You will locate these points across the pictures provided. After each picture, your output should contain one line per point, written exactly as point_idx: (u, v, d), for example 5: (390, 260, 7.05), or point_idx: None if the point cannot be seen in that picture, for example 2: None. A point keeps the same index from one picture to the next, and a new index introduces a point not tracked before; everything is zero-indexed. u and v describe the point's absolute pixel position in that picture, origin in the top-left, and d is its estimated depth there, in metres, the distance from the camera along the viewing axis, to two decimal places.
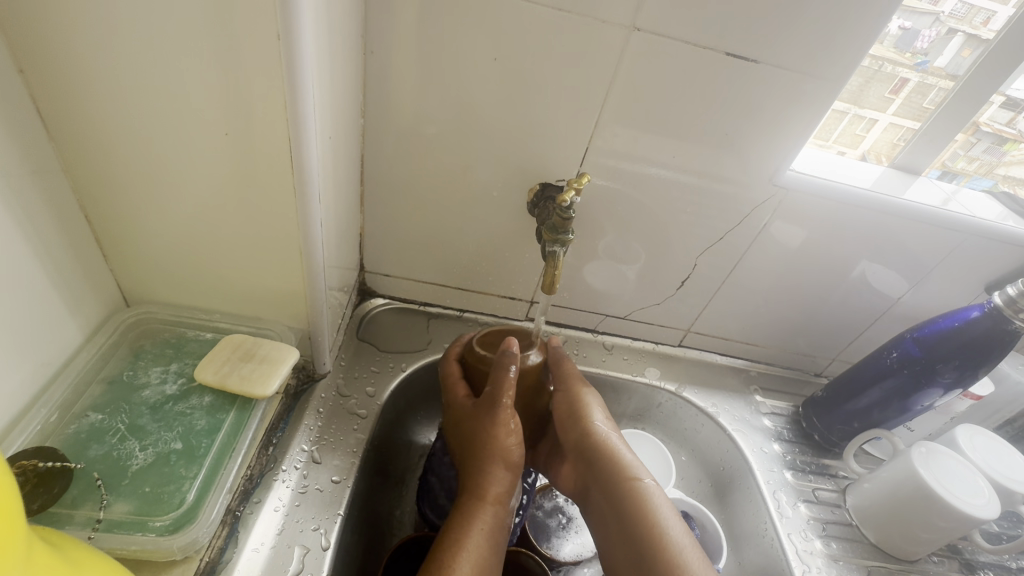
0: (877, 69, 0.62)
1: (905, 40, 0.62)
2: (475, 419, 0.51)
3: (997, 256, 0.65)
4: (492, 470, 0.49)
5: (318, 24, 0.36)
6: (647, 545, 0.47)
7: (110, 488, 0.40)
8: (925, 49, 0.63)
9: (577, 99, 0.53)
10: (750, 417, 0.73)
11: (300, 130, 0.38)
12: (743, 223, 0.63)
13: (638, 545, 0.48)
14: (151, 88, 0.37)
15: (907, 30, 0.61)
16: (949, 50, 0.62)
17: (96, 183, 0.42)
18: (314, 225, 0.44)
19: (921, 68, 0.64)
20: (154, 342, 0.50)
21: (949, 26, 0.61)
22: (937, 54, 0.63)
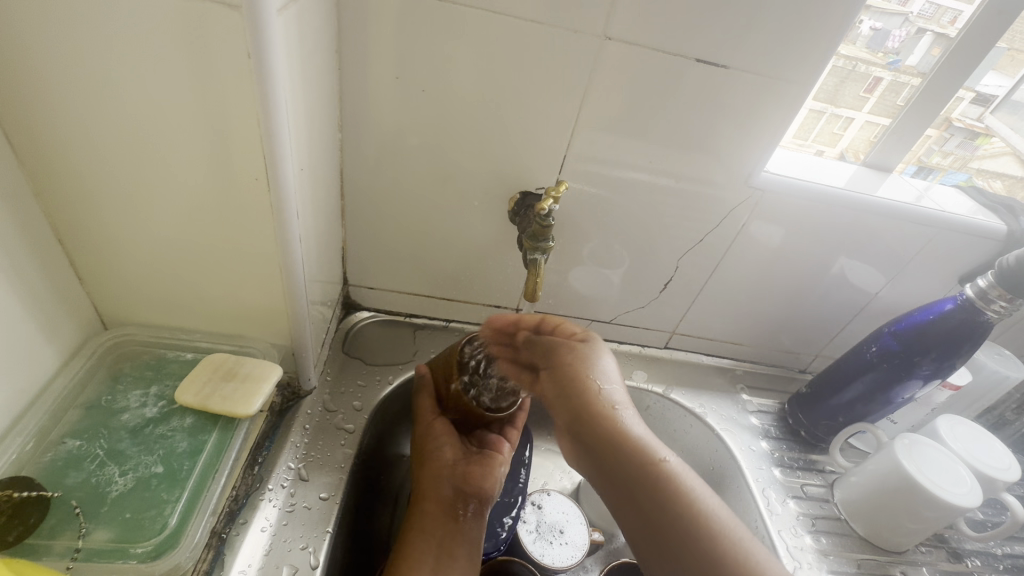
0: (850, 69, 0.65)
1: (876, 41, 0.65)
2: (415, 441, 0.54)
3: (969, 249, 0.67)
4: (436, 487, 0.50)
5: (290, 42, 0.36)
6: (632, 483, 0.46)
7: (89, 516, 0.39)
8: (897, 49, 0.66)
9: (553, 108, 0.54)
10: (737, 415, 0.74)
11: (275, 148, 0.38)
12: (721, 225, 0.64)
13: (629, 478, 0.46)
14: (122, 109, 0.37)
15: (877, 31, 0.64)
16: (920, 49, 0.64)
17: (68, 205, 0.42)
18: (294, 241, 0.44)
19: (892, 67, 0.66)
20: (133, 365, 0.50)
21: (917, 26, 0.63)
22: (908, 53, 0.65)
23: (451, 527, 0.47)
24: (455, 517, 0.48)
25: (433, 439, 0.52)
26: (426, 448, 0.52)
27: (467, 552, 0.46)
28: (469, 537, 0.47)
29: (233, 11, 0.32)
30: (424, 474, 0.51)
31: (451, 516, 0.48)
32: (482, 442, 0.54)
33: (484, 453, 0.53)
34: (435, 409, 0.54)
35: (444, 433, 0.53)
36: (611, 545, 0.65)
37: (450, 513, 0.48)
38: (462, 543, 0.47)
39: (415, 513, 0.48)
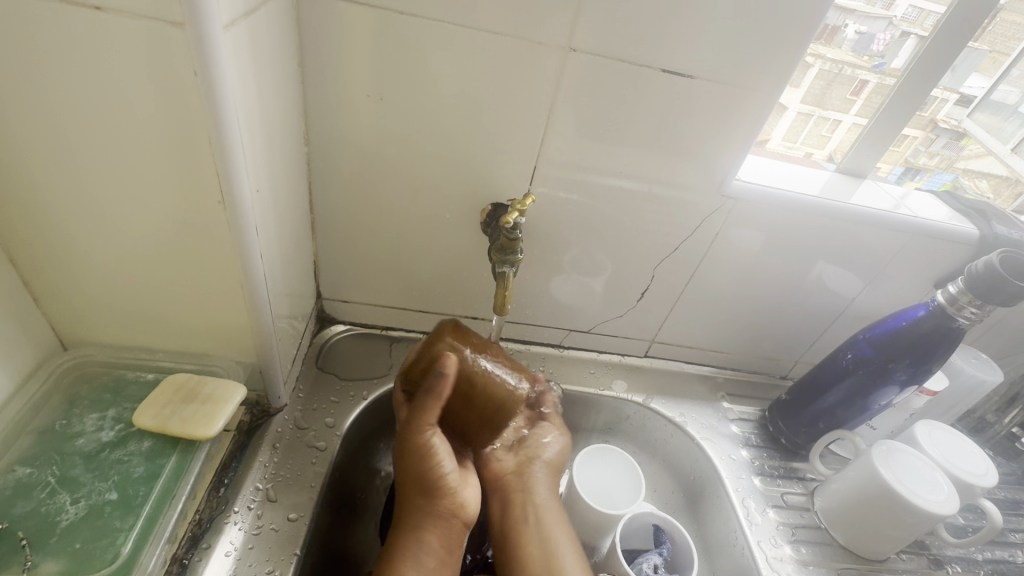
0: (836, 72, 0.66)
1: (861, 44, 0.66)
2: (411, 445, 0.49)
3: (944, 254, 0.67)
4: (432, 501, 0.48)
5: (241, 57, 0.36)
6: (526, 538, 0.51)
7: (37, 547, 0.38)
8: (882, 52, 0.66)
9: (521, 119, 0.53)
10: (718, 424, 0.74)
11: (229, 165, 0.38)
12: (696, 233, 0.63)
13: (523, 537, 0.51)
14: (71, 127, 0.36)
15: (862, 34, 0.66)
16: (904, 52, 0.64)
17: (18, 225, 0.41)
18: (254, 258, 0.44)
19: (878, 70, 0.66)
20: (91, 387, 0.48)
21: (901, 29, 0.63)
22: (893, 56, 0.65)
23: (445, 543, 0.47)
24: (446, 536, 0.48)
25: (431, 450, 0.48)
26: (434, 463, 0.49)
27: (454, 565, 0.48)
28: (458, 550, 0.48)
29: (176, 27, 0.32)
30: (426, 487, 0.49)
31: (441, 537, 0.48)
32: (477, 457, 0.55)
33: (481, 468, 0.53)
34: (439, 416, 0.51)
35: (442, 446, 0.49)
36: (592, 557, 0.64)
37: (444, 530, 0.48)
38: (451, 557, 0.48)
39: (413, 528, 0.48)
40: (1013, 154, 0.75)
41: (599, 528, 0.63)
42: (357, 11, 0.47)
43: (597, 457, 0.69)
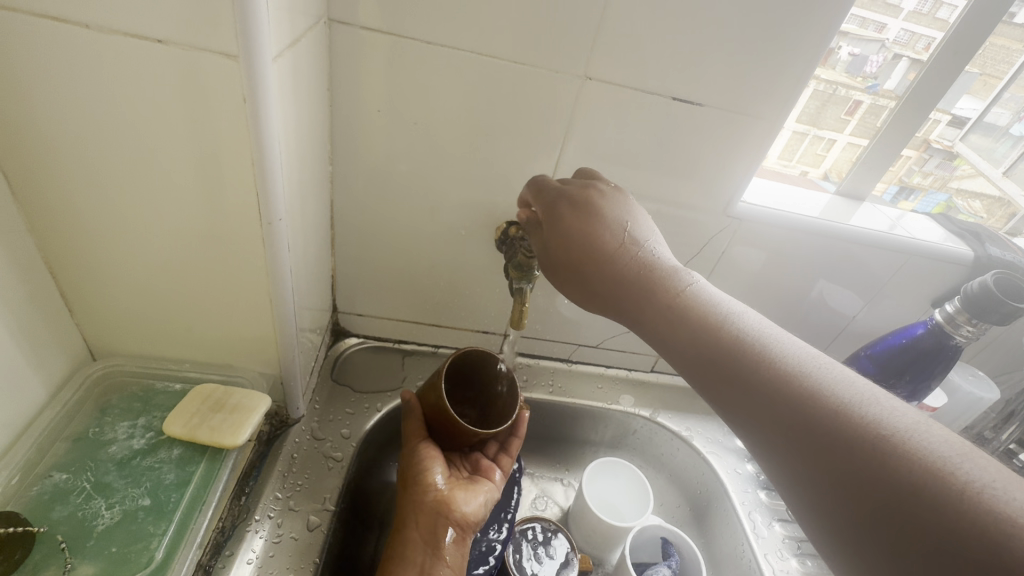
0: (830, 93, 0.68)
1: (854, 65, 0.67)
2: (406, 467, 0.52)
3: (941, 274, 0.69)
4: (412, 510, 0.49)
5: (284, 85, 0.38)
6: (711, 348, 0.40)
7: (75, 550, 0.39)
8: (875, 73, 0.68)
9: (537, 142, 0.56)
10: (723, 438, 0.75)
11: (269, 185, 0.40)
12: (702, 251, 0.66)
13: (699, 332, 0.41)
14: (120, 149, 0.38)
15: (855, 56, 0.67)
16: (897, 74, 0.67)
17: (60, 239, 0.42)
18: (284, 273, 0.45)
19: (871, 91, 0.68)
20: (121, 396, 0.50)
21: (893, 52, 0.66)
22: (885, 78, 0.68)
23: (432, 551, 0.47)
24: (436, 552, 0.47)
25: (425, 465, 0.51)
26: (413, 472, 0.51)
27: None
28: (452, 562, 0.47)
29: (230, 59, 0.34)
30: (408, 499, 0.50)
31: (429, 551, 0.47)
32: (473, 467, 0.55)
33: (473, 479, 0.53)
34: (414, 427, 0.55)
35: (436, 464, 0.52)
36: (601, 570, 0.65)
37: (431, 537, 0.48)
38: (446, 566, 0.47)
39: (397, 540, 0.48)
40: (1004, 177, 0.78)
41: (609, 540, 0.64)
42: (386, 39, 0.49)
43: (606, 470, 0.70)
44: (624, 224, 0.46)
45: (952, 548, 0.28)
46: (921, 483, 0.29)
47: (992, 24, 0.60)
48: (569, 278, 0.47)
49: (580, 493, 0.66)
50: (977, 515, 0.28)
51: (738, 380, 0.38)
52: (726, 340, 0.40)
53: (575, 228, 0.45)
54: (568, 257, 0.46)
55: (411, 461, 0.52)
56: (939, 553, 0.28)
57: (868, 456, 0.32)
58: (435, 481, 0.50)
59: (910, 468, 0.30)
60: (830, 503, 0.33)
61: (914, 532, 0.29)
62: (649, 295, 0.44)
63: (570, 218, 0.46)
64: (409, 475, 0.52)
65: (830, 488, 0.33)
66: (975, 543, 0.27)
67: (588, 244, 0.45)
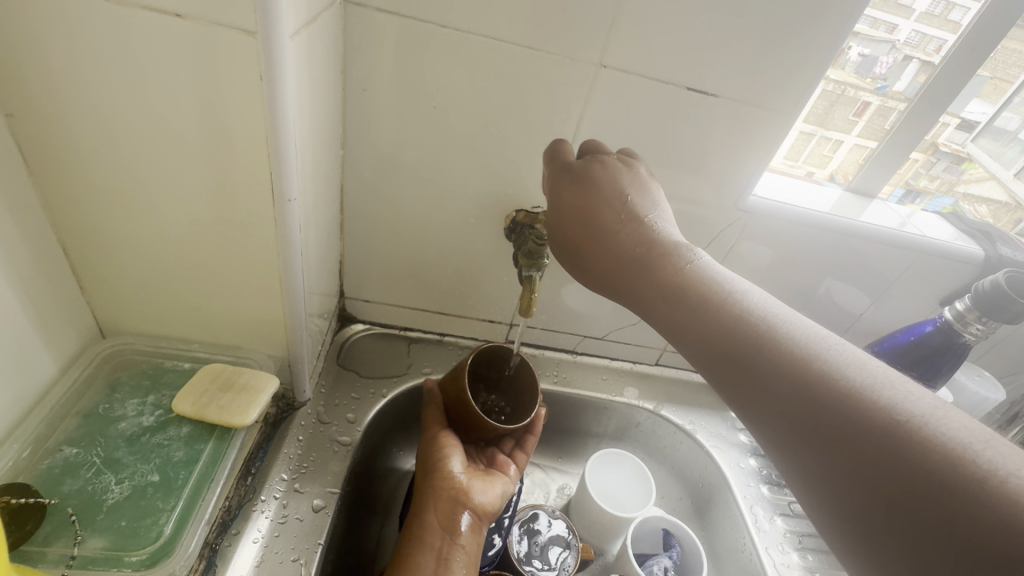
0: (839, 93, 0.67)
1: (864, 66, 0.68)
2: (424, 453, 0.53)
3: (951, 273, 0.69)
4: (430, 496, 0.50)
5: (301, 65, 0.38)
6: (709, 323, 0.39)
7: (85, 523, 0.39)
8: (884, 75, 0.68)
9: (550, 130, 0.56)
10: (726, 433, 0.75)
11: (283, 165, 0.40)
12: (711, 245, 0.65)
13: (698, 306, 0.40)
14: (134, 126, 0.38)
15: (865, 57, 0.67)
16: (907, 75, 0.66)
17: (74, 214, 0.43)
18: (295, 255, 0.45)
19: (881, 92, 0.68)
20: (130, 374, 0.50)
21: (904, 53, 0.66)
22: (895, 79, 0.67)
23: (448, 537, 0.47)
24: (454, 536, 0.47)
25: (443, 452, 0.52)
26: (431, 459, 0.52)
27: (465, 561, 0.47)
28: (469, 548, 0.47)
29: (248, 36, 0.34)
30: (426, 486, 0.51)
31: (446, 536, 0.47)
32: (489, 461, 0.55)
33: (489, 471, 0.54)
34: (434, 416, 0.55)
35: (454, 452, 0.52)
36: (602, 560, 0.66)
37: (447, 523, 0.48)
38: (462, 552, 0.47)
39: (414, 525, 0.48)
40: (1015, 179, 0.78)
41: (610, 530, 0.64)
42: (400, 22, 0.49)
43: (609, 462, 0.70)
44: (629, 195, 0.45)
45: (977, 542, 0.26)
46: (940, 473, 0.28)
47: (1010, 21, 0.59)
48: (572, 248, 0.46)
49: (582, 483, 0.66)
50: (996, 504, 0.27)
51: (738, 356, 0.37)
52: (726, 315, 0.38)
53: (580, 199, 0.44)
54: (576, 229, 0.45)
55: (430, 448, 0.53)
56: (962, 546, 0.27)
57: (886, 447, 0.30)
58: (452, 468, 0.51)
59: (928, 457, 0.29)
60: (840, 488, 0.32)
61: (935, 524, 0.28)
62: (651, 268, 0.42)
63: (573, 193, 0.45)
64: (428, 462, 0.52)
65: (848, 481, 0.31)
66: (998, 537, 0.26)
67: (591, 214, 0.44)
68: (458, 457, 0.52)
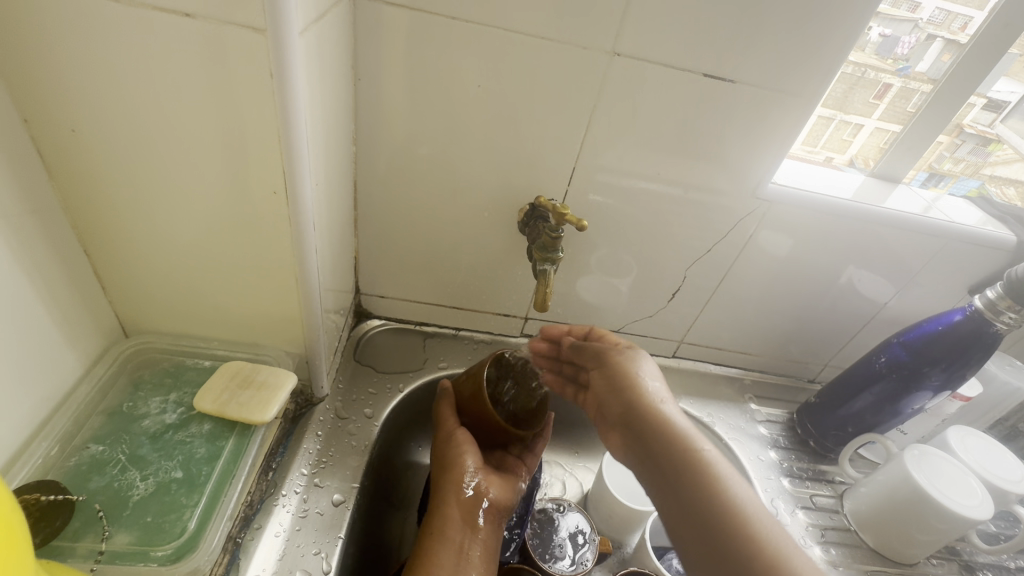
0: (859, 75, 0.65)
1: (885, 47, 0.64)
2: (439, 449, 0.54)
3: (981, 259, 0.67)
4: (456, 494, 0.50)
5: (310, 60, 0.37)
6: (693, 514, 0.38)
7: (112, 519, 0.40)
8: (906, 55, 0.65)
9: (562, 122, 0.55)
10: (745, 425, 0.74)
11: (294, 162, 0.40)
12: (729, 235, 0.64)
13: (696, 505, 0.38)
14: (150, 128, 0.38)
15: (886, 37, 0.64)
16: (931, 55, 0.64)
17: (93, 216, 0.43)
18: (309, 251, 0.46)
19: (903, 73, 0.65)
20: (152, 371, 0.51)
21: (927, 32, 0.63)
22: (918, 59, 0.65)
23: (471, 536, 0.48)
24: (473, 529, 0.48)
25: (459, 449, 0.52)
26: (447, 454, 0.52)
27: (483, 554, 0.48)
28: (487, 542, 0.48)
29: (256, 33, 0.34)
30: (441, 481, 0.51)
31: (466, 531, 0.48)
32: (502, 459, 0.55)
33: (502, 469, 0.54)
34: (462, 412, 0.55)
35: (470, 448, 0.52)
36: (619, 554, 0.65)
37: (469, 519, 0.49)
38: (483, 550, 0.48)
39: (435, 520, 0.48)
40: None
41: (628, 523, 0.64)
42: (409, 15, 0.48)
43: None
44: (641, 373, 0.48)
45: None
46: None
47: None
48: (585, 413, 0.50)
49: (599, 475, 0.66)
50: None
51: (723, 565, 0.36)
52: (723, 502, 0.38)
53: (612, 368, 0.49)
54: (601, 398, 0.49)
55: (447, 444, 0.53)
56: None
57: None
58: (466, 463, 0.51)
59: None
60: None
61: None
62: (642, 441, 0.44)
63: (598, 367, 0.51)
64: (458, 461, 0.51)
65: None
66: None
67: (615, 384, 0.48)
68: (472, 450, 0.52)
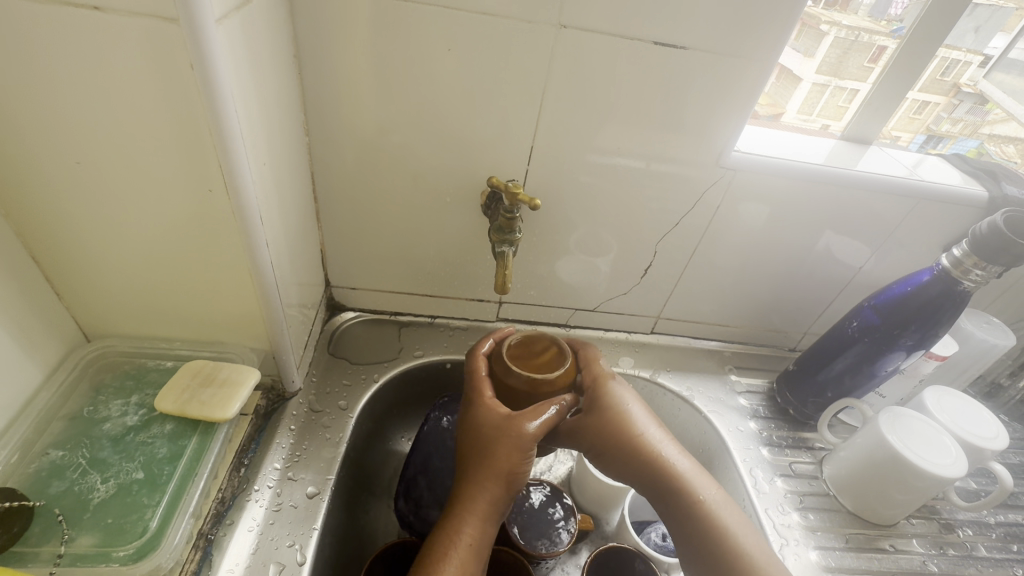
0: (853, 39, 0.64)
1: (879, 9, 0.64)
2: (501, 453, 0.49)
3: (955, 216, 0.66)
4: (484, 505, 0.48)
5: (234, 49, 0.37)
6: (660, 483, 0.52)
7: (72, 523, 0.41)
8: (901, 16, 0.63)
9: (515, 100, 0.54)
10: (725, 397, 0.74)
11: (229, 155, 0.39)
12: (696, 207, 0.63)
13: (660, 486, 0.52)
14: (79, 129, 0.38)
15: None
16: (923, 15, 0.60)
17: (35, 222, 0.43)
18: (259, 246, 0.45)
19: (897, 35, 0.63)
20: (114, 375, 0.51)
21: None
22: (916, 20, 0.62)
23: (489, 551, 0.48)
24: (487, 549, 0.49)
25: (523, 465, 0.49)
26: (509, 465, 0.49)
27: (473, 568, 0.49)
28: None
29: (171, 24, 0.33)
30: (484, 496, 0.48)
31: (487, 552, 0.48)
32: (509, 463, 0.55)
33: None
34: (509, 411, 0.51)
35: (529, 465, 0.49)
36: (602, 531, 0.65)
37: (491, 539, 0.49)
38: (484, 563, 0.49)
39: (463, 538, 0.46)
40: None
41: (609, 500, 0.64)
42: None
43: None
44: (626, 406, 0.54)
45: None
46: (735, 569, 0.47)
47: None
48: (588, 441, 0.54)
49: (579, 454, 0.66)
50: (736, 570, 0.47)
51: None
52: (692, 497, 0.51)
53: (601, 421, 0.53)
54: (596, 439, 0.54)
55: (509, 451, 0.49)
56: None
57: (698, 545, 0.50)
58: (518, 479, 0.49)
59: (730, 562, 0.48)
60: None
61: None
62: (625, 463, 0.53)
63: (589, 412, 0.54)
64: (504, 470, 0.49)
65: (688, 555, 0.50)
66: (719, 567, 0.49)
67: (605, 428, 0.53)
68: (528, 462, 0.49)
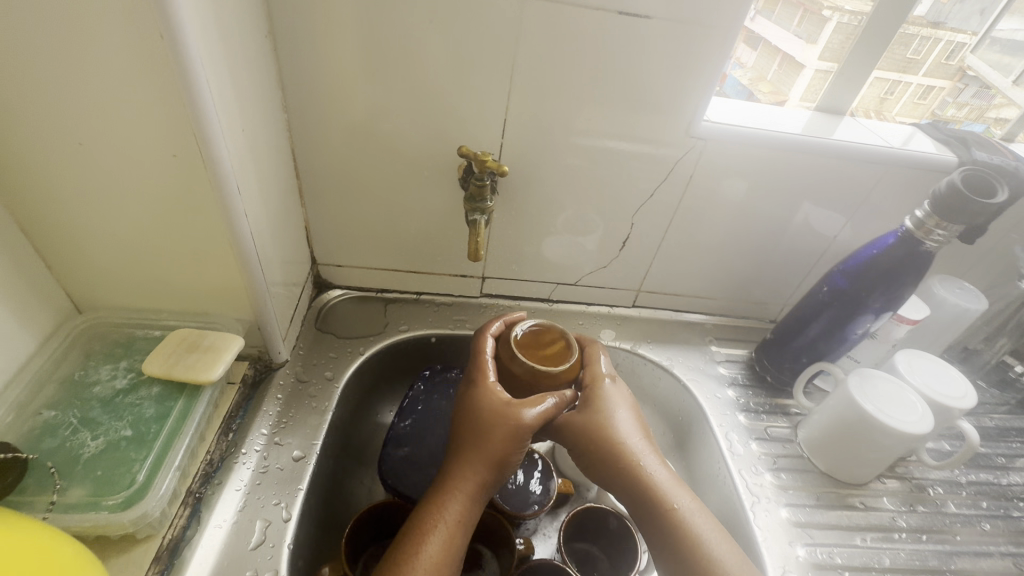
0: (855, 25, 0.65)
1: None
2: (497, 439, 0.51)
3: (925, 183, 0.67)
4: (471, 485, 0.50)
5: (201, 20, 0.38)
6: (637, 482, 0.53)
7: (64, 474, 0.43)
8: None
9: (486, 74, 0.55)
10: (704, 366, 0.76)
11: (202, 125, 0.41)
12: (670, 178, 0.64)
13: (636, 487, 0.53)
14: (56, 101, 0.39)
15: None
16: None
17: (21, 195, 0.44)
18: (237, 216, 0.47)
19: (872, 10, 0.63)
20: (103, 344, 0.53)
21: None
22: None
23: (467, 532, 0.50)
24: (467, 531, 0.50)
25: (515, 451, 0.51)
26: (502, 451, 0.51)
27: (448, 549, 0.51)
28: None
29: None
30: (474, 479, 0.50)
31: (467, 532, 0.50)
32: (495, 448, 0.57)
33: None
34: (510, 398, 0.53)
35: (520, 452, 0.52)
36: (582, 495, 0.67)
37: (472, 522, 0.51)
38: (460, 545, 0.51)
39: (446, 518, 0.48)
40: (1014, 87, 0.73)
41: None
42: None
43: None
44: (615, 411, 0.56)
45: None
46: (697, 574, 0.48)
47: None
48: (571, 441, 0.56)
49: None
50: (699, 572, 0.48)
51: None
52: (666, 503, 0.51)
53: (584, 427, 0.55)
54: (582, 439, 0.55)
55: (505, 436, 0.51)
56: None
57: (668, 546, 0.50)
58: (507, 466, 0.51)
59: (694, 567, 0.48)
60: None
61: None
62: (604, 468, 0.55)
63: (582, 410, 0.56)
64: (498, 454, 0.51)
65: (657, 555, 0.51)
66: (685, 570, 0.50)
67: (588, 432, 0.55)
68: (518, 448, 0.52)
